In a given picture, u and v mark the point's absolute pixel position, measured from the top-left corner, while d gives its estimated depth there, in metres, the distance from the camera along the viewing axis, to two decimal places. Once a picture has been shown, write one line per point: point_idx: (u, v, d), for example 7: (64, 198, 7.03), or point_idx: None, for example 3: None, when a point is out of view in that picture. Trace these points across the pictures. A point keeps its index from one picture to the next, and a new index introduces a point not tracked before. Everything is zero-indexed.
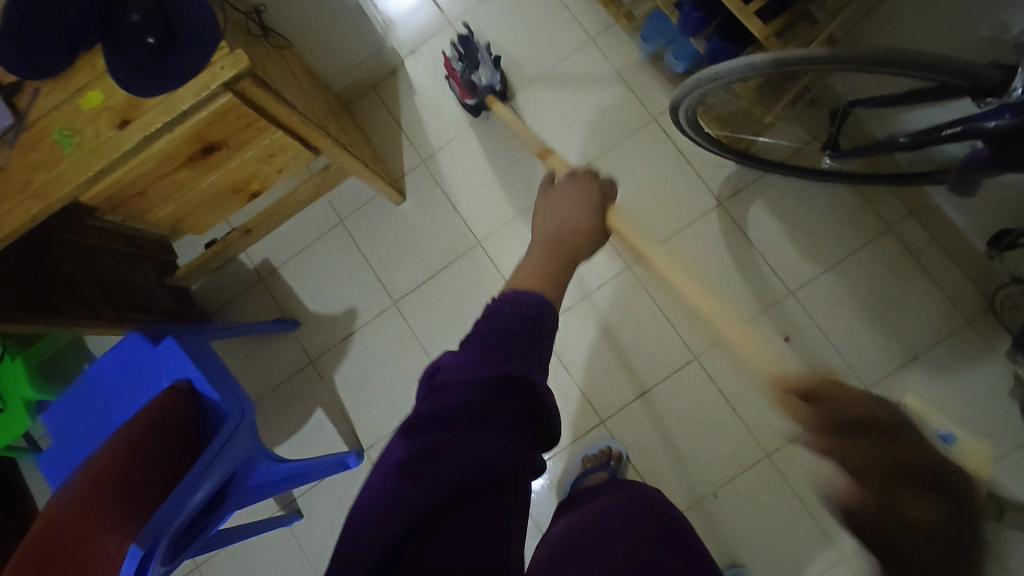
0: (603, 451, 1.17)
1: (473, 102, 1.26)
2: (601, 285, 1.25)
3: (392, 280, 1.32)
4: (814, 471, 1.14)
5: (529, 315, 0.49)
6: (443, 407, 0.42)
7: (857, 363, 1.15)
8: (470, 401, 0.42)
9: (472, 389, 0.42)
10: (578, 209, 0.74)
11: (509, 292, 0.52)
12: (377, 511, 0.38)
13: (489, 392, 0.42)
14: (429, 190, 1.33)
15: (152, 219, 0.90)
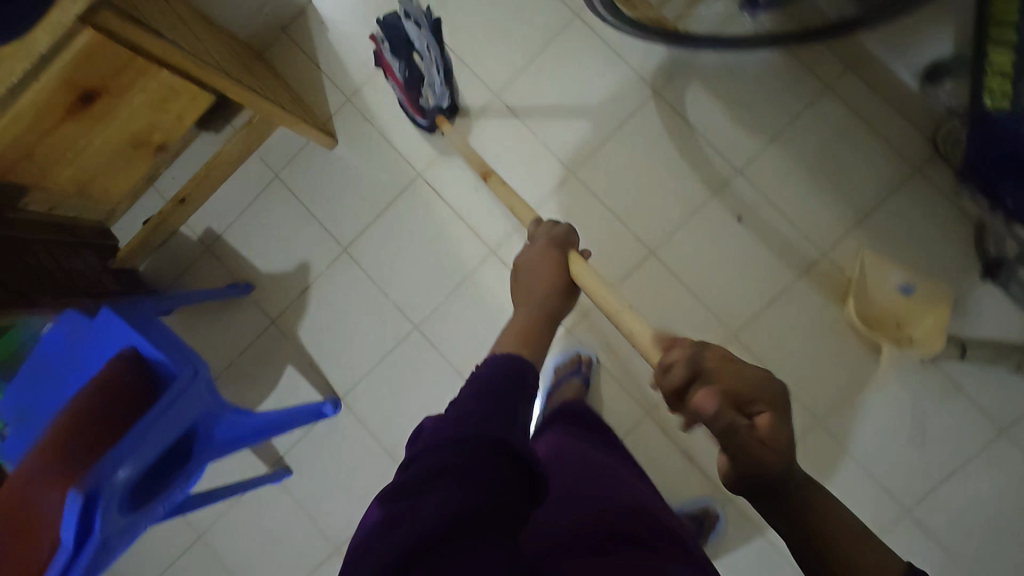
0: (572, 357, 1.18)
1: (425, 122, 1.21)
2: (548, 196, 1.22)
3: (338, 227, 1.29)
4: (780, 342, 1.16)
5: (506, 388, 0.52)
6: (436, 460, 0.44)
7: (811, 230, 1.15)
8: (447, 459, 0.44)
9: (450, 447, 0.45)
10: (547, 282, 0.77)
11: (496, 362, 0.55)
12: (375, 537, 0.41)
13: (495, 407, 0.50)
14: (360, 129, 1.28)
15: (54, 186, 0.86)
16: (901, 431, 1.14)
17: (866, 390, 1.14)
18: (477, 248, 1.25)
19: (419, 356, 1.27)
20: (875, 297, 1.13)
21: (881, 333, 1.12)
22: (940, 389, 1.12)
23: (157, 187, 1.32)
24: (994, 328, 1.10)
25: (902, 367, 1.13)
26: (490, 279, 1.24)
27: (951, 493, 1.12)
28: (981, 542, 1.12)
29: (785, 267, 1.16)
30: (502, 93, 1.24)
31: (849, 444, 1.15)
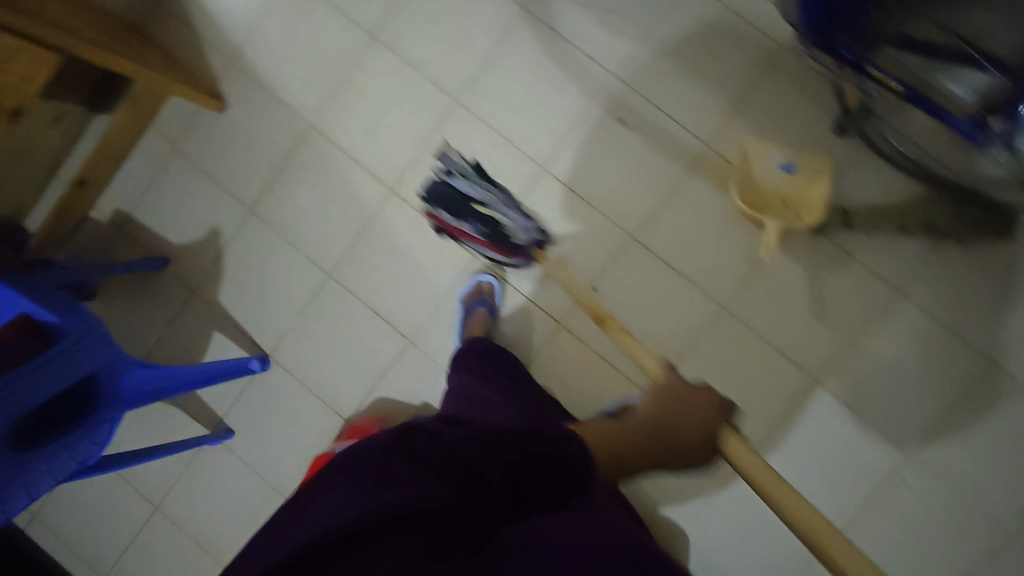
0: (477, 286, 1.22)
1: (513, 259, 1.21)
2: (438, 127, 1.24)
3: (241, 189, 1.31)
4: (678, 237, 1.19)
5: (545, 445, 0.51)
6: (424, 451, 0.48)
7: (692, 123, 1.18)
8: (435, 453, 0.47)
9: (443, 447, 0.48)
10: (706, 405, 0.73)
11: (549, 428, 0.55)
12: (322, 497, 0.44)
13: (507, 448, 0.50)
14: (248, 90, 1.30)
15: None
16: (802, 305, 1.17)
17: (763, 271, 1.17)
18: (377, 189, 1.27)
19: (337, 302, 1.29)
20: (761, 180, 1.15)
21: (772, 214, 1.13)
22: (833, 259, 1.15)
23: (59, 174, 1.33)
24: (875, 193, 1.13)
25: (795, 243, 1.17)
26: (394, 218, 1.27)
27: (856, 358, 1.17)
28: (889, 399, 1.16)
29: (672, 163, 1.18)
30: (379, 33, 1.25)
31: (755, 326, 1.18)
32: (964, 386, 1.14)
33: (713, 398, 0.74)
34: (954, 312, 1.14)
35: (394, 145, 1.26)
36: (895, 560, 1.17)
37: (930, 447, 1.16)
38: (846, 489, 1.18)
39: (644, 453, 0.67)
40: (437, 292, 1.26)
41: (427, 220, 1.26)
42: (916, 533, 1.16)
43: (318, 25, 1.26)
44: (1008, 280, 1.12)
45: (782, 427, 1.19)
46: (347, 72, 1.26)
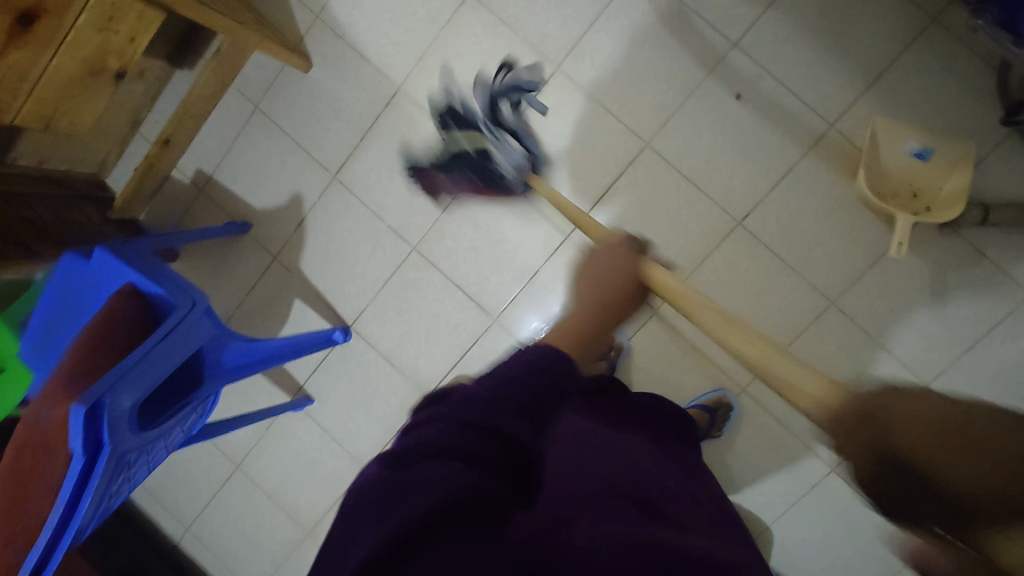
0: None
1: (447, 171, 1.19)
2: (534, 95, 1.17)
3: (324, 154, 1.26)
4: (788, 225, 1.11)
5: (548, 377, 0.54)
6: (419, 444, 0.44)
7: (817, 101, 1.08)
8: (455, 445, 0.44)
9: (451, 431, 0.45)
10: (617, 274, 0.85)
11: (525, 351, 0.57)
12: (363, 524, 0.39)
13: (494, 399, 0.49)
14: (334, 47, 1.23)
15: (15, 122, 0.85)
16: (924, 305, 1.09)
17: (882, 266, 1.09)
18: (466, 160, 1.21)
19: (420, 276, 1.26)
20: (887, 166, 1.06)
21: (894, 204, 1.06)
22: (963, 257, 1.06)
23: (142, 132, 1.31)
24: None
25: (923, 237, 1.07)
26: (484, 191, 1.21)
27: (979, 364, 1.09)
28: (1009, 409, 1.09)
29: (790, 144, 1.09)
30: None
31: (867, 323, 1.11)
32: None
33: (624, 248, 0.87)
34: None
35: (488, 111, 1.19)
36: None
37: None
38: None
39: (606, 315, 0.82)
40: (545, 313, 1.22)
41: (519, 194, 1.20)
42: None
43: None
44: None
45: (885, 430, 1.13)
46: (438, 31, 1.18)
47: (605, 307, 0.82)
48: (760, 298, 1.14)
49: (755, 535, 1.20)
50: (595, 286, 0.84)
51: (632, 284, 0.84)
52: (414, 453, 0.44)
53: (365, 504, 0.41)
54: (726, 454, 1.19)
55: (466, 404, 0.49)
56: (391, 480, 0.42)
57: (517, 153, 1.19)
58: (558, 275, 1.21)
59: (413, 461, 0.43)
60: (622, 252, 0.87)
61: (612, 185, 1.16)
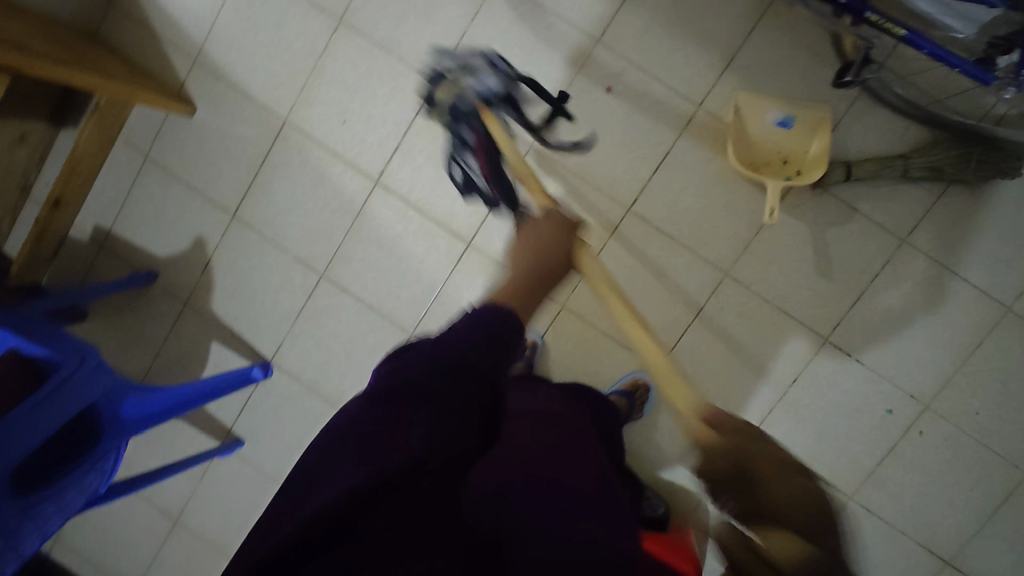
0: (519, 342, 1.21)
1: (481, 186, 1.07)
2: (417, 113, 1.19)
3: (221, 194, 1.27)
4: (674, 205, 1.15)
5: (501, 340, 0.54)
6: (390, 395, 0.47)
7: (682, 84, 1.12)
8: (417, 401, 0.47)
9: (419, 389, 0.47)
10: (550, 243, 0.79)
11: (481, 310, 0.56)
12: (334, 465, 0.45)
13: (462, 353, 0.50)
14: (216, 89, 1.24)
15: None
16: (808, 265, 1.14)
17: (765, 233, 1.14)
18: (361, 182, 1.23)
19: (333, 302, 1.27)
20: (754, 138, 1.11)
21: (767, 173, 1.12)
22: (837, 213, 1.12)
23: (33, 196, 1.29)
24: (878, 141, 1.09)
25: (799, 201, 1.13)
26: (382, 211, 1.23)
27: (867, 312, 1.14)
28: (901, 351, 1.15)
29: (664, 128, 1.14)
30: (345, 17, 1.18)
31: (761, 289, 1.16)
32: (974, 331, 1.13)
33: (557, 220, 0.83)
34: (965, 257, 1.11)
35: (374, 132, 1.21)
36: (911, 507, 1.18)
37: (945, 396, 1.15)
38: (862, 444, 1.18)
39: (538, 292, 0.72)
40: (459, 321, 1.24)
41: (416, 210, 1.22)
42: (933, 480, 1.17)
43: (280, 15, 1.20)
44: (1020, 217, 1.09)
45: (794, 388, 1.18)
46: (316, 61, 1.20)
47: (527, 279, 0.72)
48: (660, 278, 1.18)
49: (691, 508, 1.23)
50: (532, 251, 0.77)
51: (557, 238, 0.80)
52: (383, 404, 0.47)
53: (340, 448, 0.46)
54: (651, 433, 1.22)
55: (423, 356, 0.50)
56: (365, 430, 0.46)
57: (407, 171, 1.21)
58: (466, 284, 1.22)
59: (381, 412, 0.47)
60: (561, 224, 0.83)
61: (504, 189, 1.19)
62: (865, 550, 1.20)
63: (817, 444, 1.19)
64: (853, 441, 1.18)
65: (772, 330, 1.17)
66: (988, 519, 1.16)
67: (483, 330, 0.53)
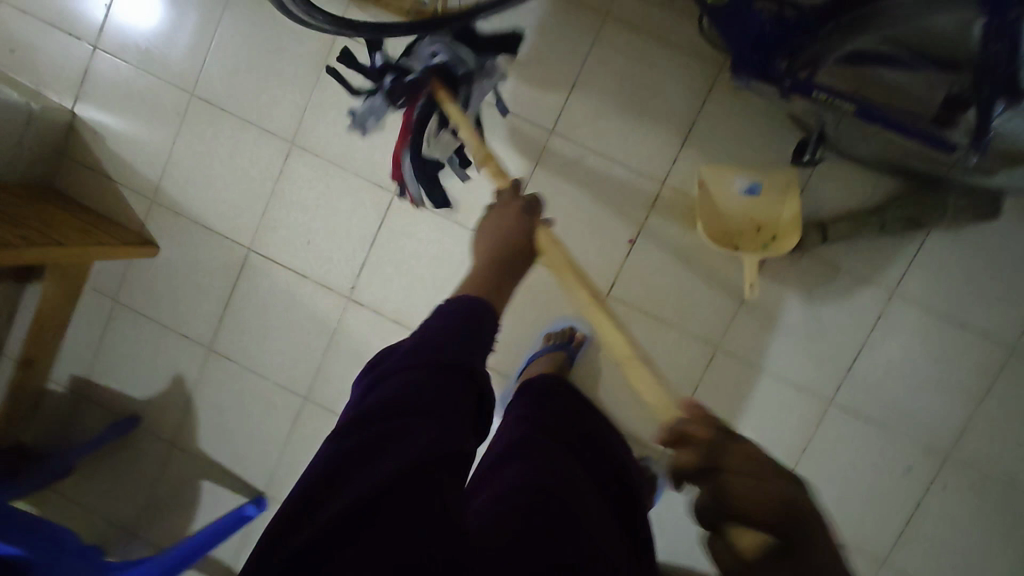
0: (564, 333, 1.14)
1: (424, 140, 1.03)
2: (381, 224, 1.18)
3: (194, 329, 1.24)
4: (653, 284, 1.12)
5: (471, 321, 0.57)
6: (379, 405, 0.50)
7: (643, 164, 1.11)
8: (404, 402, 0.50)
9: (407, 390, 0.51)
10: (500, 230, 0.75)
11: (454, 303, 0.59)
12: (329, 492, 0.46)
13: (438, 334, 0.55)
14: (177, 225, 1.23)
15: None
16: (800, 328, 1.11)
17: (749, 301, 1.11)
18: (334, 300, 1.20)
19: (320, 424, 1.23)
20: (725, 210, 1.08)
21: (742, 243, 1.08)
22: (820, 273, 1.09)
23: (5, 356, 1.27)
24: (849, 196, 1.06)
25: (780, 265, 1.09)
26: (358, 327, 1.20)
27: (868, 368, 1.10)
28: (909, 403, 1.10)
29: (631, 210, 1.12)
30: (297, 139, 1.18)
31: (755, 358, 1.12)
32: (981, 374, 1.08)
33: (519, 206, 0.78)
34: (958, 300, 1.07)
35: (340, 249, 1.19)
36: (949, 565, 1.11)
37: (963, 444, 1.09)
38: (886, 505, 1.12)
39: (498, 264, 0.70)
40: None
41: (392, 321, 1.19)
42: (967, 534, 1.10)
43: (233, 144, 1.20)
44: (1008, 253, 1.05)
45: (806, 455, 1.13)
46: (273, 185, 1.19)
47: (503, 258, 0.71)
48: (649, 359, 1.14)
49: None
50: (489, 248, 0.72)
51: (511, 215, 0.77)
52: (377, 418, 0.50)
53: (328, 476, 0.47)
54: (666, 518, 1.17)
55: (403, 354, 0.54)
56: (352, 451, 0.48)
57: (378, 283, 1.19)
58: None
59: (378, 426, 0.49)
60: (526, 205, 0.78)
61: None
62: None
63: (839, 510, 1.13)
64: (876, 503, 1.12)
65: (773, 399, 1.13)
66: None
67: (450, 324, 0.56)
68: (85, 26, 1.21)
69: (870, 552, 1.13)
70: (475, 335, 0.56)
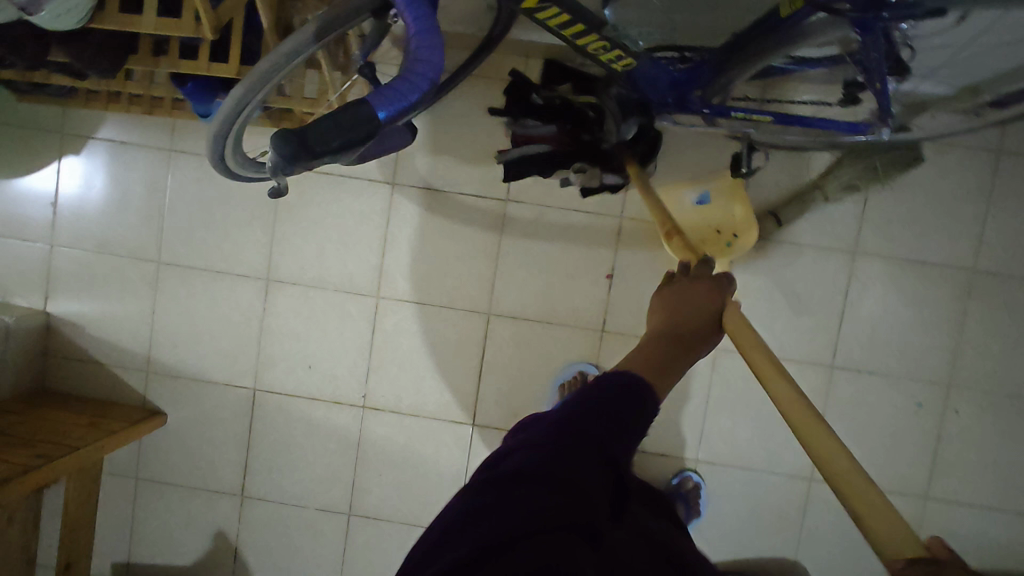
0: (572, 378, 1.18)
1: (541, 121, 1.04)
2: (374, 328, 1.22)
3: (221, 481, 1.24)
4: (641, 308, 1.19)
5: (632, 406, 0.51)
6: (516, 469, 0.45)
7: (598, 204, 1.18)
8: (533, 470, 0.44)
9: (545, 459, 0.45)
10: (692, 314, 0.64)
11: (615, 376, 0.54)
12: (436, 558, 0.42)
13: (592, 410, 0.49)
14: (178, 387, 1.24)
15: None
16: (785, 309, 1.17)
17: (732, 298, 1.18)
18: (349, 412, 1.22)
19: (370, 535, 1.23)
20: (683, 225, 1.15)
21: (708, 249, 1.15)
22: (786, 255, 1.16)
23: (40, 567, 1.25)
24: (789, 181, 1.15)
25: (748, 258, 1.17)
26: (380, 431, 1.22)
27: (856, 326, 1.17)
28: (901, 347, 1.17)
29: (601, 248, 1.18)
30: (272, 273, 1.21)
31: (754, 347, 1.18)
32: (953, 303, 1.16)
33: (707, 282, 0.67)
34: (914, 244, 1.16)
35: (342, 364, 1.22)
36: (983, 482, 1.18)
37: (959, 369, 1.17)
38: (912, 445, 1.18)
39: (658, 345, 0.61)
40: None
41: (410, 416, 1.22)
42: (988, 449, 1.17)
43: (212, 295, 1.22)
44: (941, 190, 1.15)
45: (827, 422, 1.19)
46: (261, 323, 1.22)
47: (671, 337, 0.62)
48: None
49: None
50: (667, 312, 0.65)
51: (699, 308, 0.64)
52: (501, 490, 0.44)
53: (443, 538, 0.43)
54: (721, 520, 1.21)
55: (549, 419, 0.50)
56: (470, 513, 0.44)
57: (388, 385, 1.22)
58: None
59: (496, 501, 0.43)
60: (717, 282, 0.67)
61: (483, 363, 1.21)
62: (965, 540, 1.19)
63: (874, 463, 1.19)
64: (903, 447, 1.18)
65: None
66: None
67: (606, 397, 0.51)
68: (37, 227, 1.23)
69: (912, 492, 1.19)
70: (632, 424, 0.50)
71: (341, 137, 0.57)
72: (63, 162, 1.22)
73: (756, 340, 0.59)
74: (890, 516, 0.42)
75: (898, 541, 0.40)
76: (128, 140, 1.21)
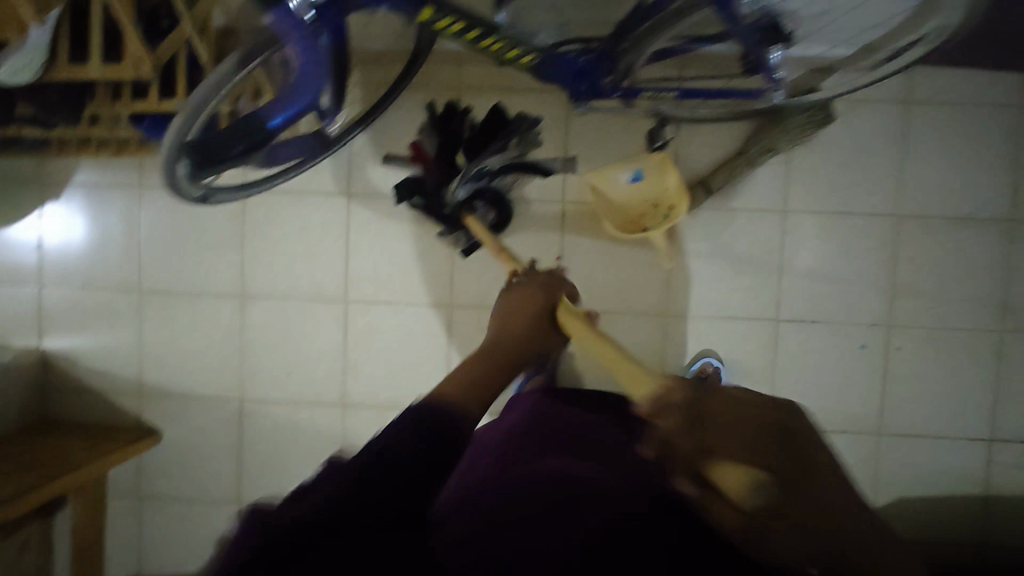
0: None
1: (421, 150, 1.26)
2: (345, 330, 1.30)
3: (219, 490, 1.32)
4: (591, 284, 1.27)
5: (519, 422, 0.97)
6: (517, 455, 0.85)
7: (540, 192, 1.26)
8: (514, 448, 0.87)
9: (503, 447, 0.88)
10: (526, 315, 0.81)
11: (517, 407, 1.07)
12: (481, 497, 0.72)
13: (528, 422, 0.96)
14: (169, 406, 1.32)
15: None
16: (725, 270, 1.25)
17: (675, 264, 1.25)
18: (331, 411, 1.30)
19: None
20: (621, 202, 1.23)
21: (648, 222, 1.23)
22: (720, 220, 1.24)
23: None
24: (715, 151, 1.23)
25: (686, 227, 1.24)
26: (361, 425, 1.30)
27: (794, 279, 1.25)
28: (839, 294, 1.24)
29: (547, 232, 1.26)
30: (245, 289, 1.30)
31: (701, 309, 1.26)
32: (883, 247, 1.23)
33: (533, 287, 0.85)
34: (838, 196, 1.23)
35: (320, 368, 1.30)
36: (931, 414, 1.24)
37: (897, 309, 1.24)
38: (860, 385, 1.25)
39: (517, 357, 0.77)
40: None
41: (388, 409, 1.30)
42: (933, 381, 1.24)
43: (192, 317, 1.31)
44: (858, 144, 1.22)
45: (777, 373, 1.26)
46: (240, 337, 1.31)
47: (512, 340, 0.78)
48: (615, 347, 1.27)
49: None
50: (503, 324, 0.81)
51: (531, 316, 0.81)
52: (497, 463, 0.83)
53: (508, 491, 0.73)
54: None
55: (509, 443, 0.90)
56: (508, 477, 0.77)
57: (364, 382, 1.30)
58: None
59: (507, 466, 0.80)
60: (542, 287, 0.85)
61: (451, 352, 1.29)
62: (922, 471, 1.25)
63: (827, 406, 1.26)
64: (852, 388, 1.25)
65: (731, 337, 1.26)
66: (999, 385, 1.23)
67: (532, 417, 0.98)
68: (26, 271, 1.32)
69: (865, 430, 1.25)
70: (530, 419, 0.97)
71: (241, 144, 0.86)
72: (43, 208, 1.31)
73: (579, 322, 0.79)
74: (644, 378, 0.68)
75: (645, 390, 0.66)
76: (101, 182, 1.30)
